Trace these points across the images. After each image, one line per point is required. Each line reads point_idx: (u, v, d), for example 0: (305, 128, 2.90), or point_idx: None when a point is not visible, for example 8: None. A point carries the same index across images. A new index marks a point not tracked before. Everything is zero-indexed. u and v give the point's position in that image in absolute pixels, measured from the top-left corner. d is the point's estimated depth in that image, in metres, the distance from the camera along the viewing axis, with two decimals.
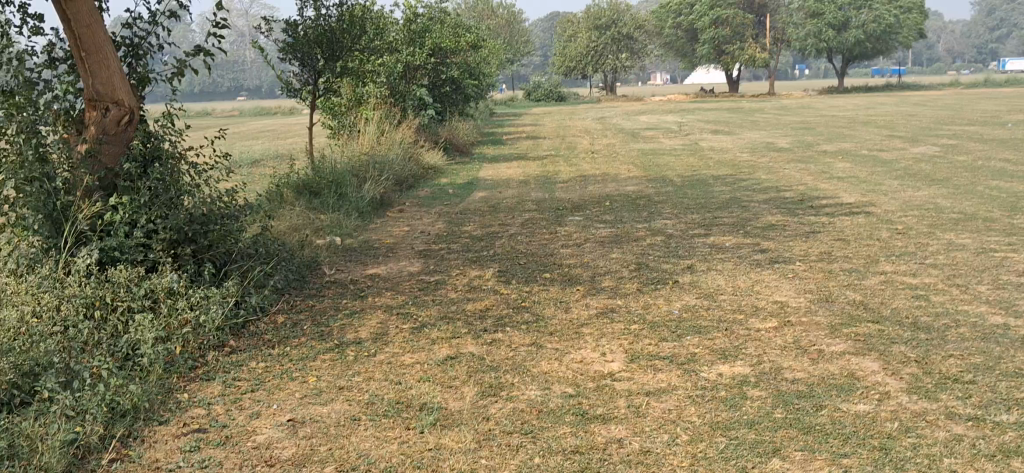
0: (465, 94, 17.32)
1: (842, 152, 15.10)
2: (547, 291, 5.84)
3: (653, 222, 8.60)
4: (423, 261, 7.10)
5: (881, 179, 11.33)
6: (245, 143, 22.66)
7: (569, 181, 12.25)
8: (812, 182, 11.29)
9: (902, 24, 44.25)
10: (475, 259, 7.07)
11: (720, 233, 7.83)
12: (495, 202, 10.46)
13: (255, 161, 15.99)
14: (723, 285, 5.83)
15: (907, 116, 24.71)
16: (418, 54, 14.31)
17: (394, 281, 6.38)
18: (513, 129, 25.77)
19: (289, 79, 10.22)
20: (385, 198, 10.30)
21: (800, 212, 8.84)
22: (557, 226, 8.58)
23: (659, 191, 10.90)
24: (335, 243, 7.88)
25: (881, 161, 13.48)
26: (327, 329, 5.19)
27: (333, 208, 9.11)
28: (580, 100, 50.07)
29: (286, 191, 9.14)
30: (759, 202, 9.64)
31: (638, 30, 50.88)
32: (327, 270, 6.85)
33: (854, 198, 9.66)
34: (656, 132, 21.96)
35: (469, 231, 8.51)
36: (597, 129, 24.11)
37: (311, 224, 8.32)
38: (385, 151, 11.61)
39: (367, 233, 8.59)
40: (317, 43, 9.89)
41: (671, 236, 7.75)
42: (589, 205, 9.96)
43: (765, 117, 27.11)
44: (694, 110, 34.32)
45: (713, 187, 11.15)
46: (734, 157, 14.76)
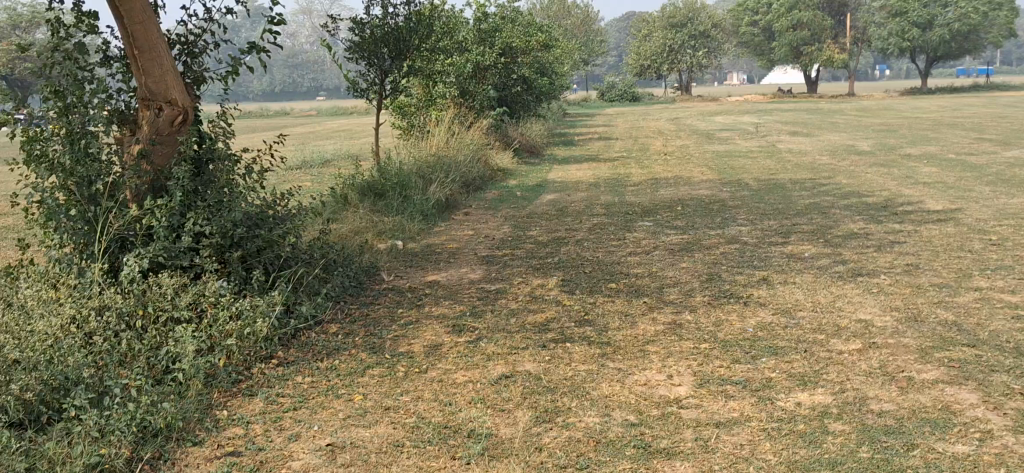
0: (536, 94, 17.02)
1: (928, 155, 14.43)
2: (612, 303, 5.51)
3: (728, 228, 8.20)
4: (484, 268, 6.82)
5: (971, 185, 10.73)
6: (316, 142, 22.70)
7: (641, 184, 11.87)
8: (897, 187, 10.73)
9: (992, 22, 42.66)
10: (538, 266, 6.78)
11: (799, 241, 7.41)
12: (563, 205, 10.15)
13: (324, 161, 15.91)
14: (801, 300, 5.43)
15: (997, 117, 23.67)
16: (488, 53, 14.07)
17: (453, 289, 6.11)
18: (585, 129, 25.39)
19: (357, 79, 9.97)
20: (451, 200, 10.06)
21: (885, 220, 8.35)
22: (625, 231, 8.23)
23: (735, 195, 10.47)
24: (395, 247, 7.65)
25: (970, 165, 12.82)
26: (379, 340, 4.94)
27: (396, 210, 8.89)
28: (654, 100, 49.40)
29: (350, 193, 8.94)
30: (839, 208, 9.16)
31: (715, 28, 49.97)
32: (385, 276, 6.61)
33: (942, 205, 9.11)
34: (731, 133, 21.38)
35: (535, 236, 8.21)
36: (670, 130, 23.59)
37: (373, 228, 8.11)
38: (452, 152, 11.37)
39: (430, 237, 8.36)
40: (384, 42, 9.68)
41: (746, 245, 7.36)
42: (660, 209, 9.59)
43: (845, 119, 26.28)
44: (772, 111, 33.49)
45: (791, 191, 10.68)
46: (813, 160, 14.21)
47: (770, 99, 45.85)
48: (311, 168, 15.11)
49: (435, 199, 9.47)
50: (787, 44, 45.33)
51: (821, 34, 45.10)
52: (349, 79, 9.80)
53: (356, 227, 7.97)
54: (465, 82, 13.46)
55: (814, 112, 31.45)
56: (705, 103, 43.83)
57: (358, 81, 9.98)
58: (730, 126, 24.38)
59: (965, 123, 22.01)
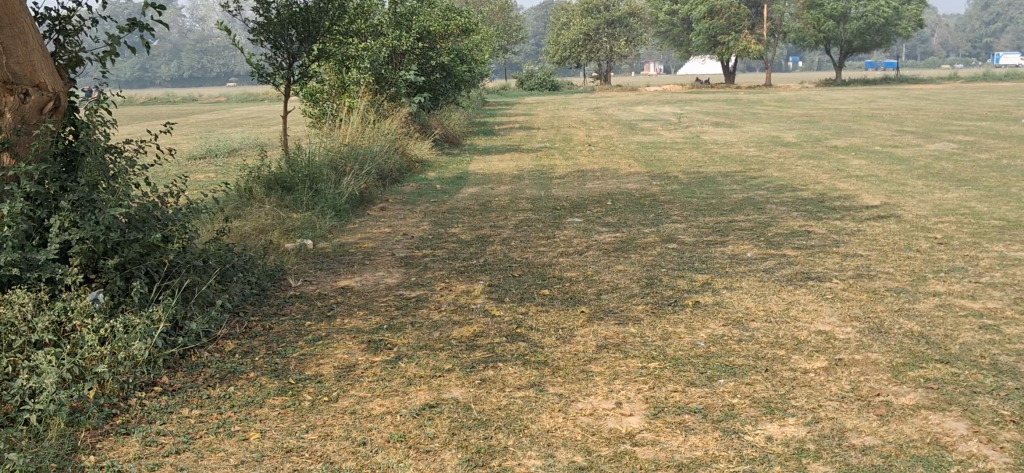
0: (457, 82, 16.42)
1: (854, 147, 14.26)
2: (546, 313, 4.97)
3: (662, 225, 7.75)
4: (403, 271, 6.21)
5: (903, 178, 10.50)
6: (226, 130, 21.72)
7: (567, 177, 11.38)
8: (829, 181, 10.45)
9: (902, 16, 43.47)
10: (463, 269, 6.20)
11: (739, 240, 6.98)
12: (486, 200, 9.58)
13: (232, 150, 15.06)
14: (752, 308, 4.97)
15: (913, 110, 23.88)
16: (403, 38, 13.48)
17: (368, 297, 5.50)
18: (506, 118, 24.86)
19: (262, 63, 9.11)
20: (366, 194, 9.40)
21: (823, 216, 8.00)
22: (554, 229, 7.70)
23: (665, 189, 10.04)
24: (305, 247, 6.99)
25: (898, 158, 12.65)
26: (281, 361, 4.31)
27: (306, 206, 8.23)
28: (574, 89, 49.19)
29: (255, 187, 8.23)
30: (775, 204, 8.79)
31: (633, 17, 49.92)
32: (291, 281, 5.95)
33: (878, 200, 8.82)
34: (654, 124, 21.12)
35: (457, 234, 7.63)
36: (592, 120, 23.22)
37: (280, 226, 7.43)
38: (368, 142, 10.70)
39: (343, 235, 7.71)
40: (292, 24, 9.00)
41: (684, 244, 6.90)
42: (589, 204, 9.10)
43: (766, 110, 26.26)
44: (692, 101, 33.47)
45: (723, 184, 10.31)
46: (741, 152, 13.93)
47: (688, 89, 46.00)
48: (218, 158, 14.24)
49: (349, 192, 8.82)
50: (705, 34, 45.50)
51: (737, 25, 45.38)
52: (253, 62, 8.92)
53: (261, 226, 7.29)
54: (381, 68, 12.77)
55: (734, 103, 31.48)
56: (624, 94, 43.76)
57: (263, 66, 9.06)
58: (651, 117, 24.14)
59: (883, 115, 22.10)
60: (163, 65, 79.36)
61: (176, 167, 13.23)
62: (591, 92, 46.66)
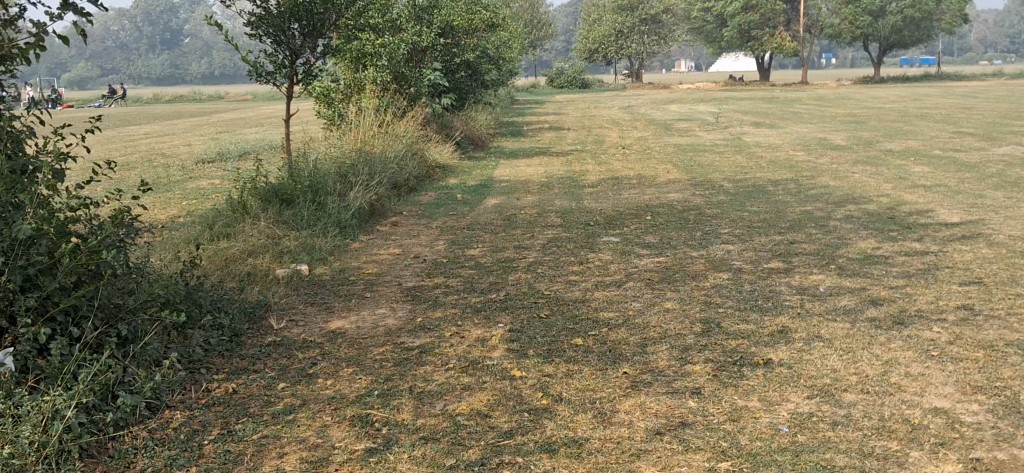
0: (483, 80, 15.38)
1: (911, 151, 13.12)
2: (579, 374, 3.96)
3: (712, 247, 6.71)
4: (407, 309, 5.22)
5: (979, 188, 9.38)
6: (245, 130, 20.92)
7: (600, 185, 10.36)
8: (893, 191, 9.37)
9: (944, 10, 41.96)
10: (479, 306, 5.19)
11: (806, 268, 5.93)
12: (511, 213, 8.58)
13: (243, 151, 14.19)
14: (841, 371, 3.93)
15: (964, 109, 22.55)
16: (426, 33, 12.28)
17: (362, 347, 4.52)
18: (535, 117, 23.92)
19: (261, 60, 8.05)
20: (376, 206, 8.45)
21: (899, 237, 6.92)
22: (587, 252, 6.68)
23: (710, 200, 8.98)
24: (298, 274, 6.03)
25: (964, 164, 11.51)
26: (235, 448, 3.34)
27: (307, 223, 7.27)
28: (604, 86, 48.00)
29: (250, 200, 7.28)
30: (839, 220, 7.71)
31: (666, 13, 48.66)
32: (272, 321, 4.98)
33: (958, 216, 7.73)
34: (691, 124, 20.04)
35: (476, 256, 6.64)
36: (625, 120, 22.18)
37: (272, 248, 6.48)
38: (381, 148, 9.74)
39: (345, 258, 6.74)
40: (295, 16, 7.96)
41: (741, 272, 5.85)
42: (626, 219, 8.08)
43: (807, 109, 25.10)
44: (728, 99, 32.30)
45: (774, 195, 9.25)
46: (789, 156, 12.85)
47: (721, 87, 44.80)
48: (228, 161, 13.37)
49: (355, 206, 7.86)
50: (738, 30, 44.12)
51: (773, 19, 43.96)
52: (250, 60, 7.88)
53: (250, 249, 6.34)
54: (400, 66, 11.78)
55: (772, 101, 30.28)
56: (657, 91, 42.66)
57: (261, 64, 8.02)
58: (687, 116, 22.97)
59: (934, 114, 20.85)
60: (193, 62, 79.13)
61: (181, 173, 12.39)
62: (622, 89, 45.62)
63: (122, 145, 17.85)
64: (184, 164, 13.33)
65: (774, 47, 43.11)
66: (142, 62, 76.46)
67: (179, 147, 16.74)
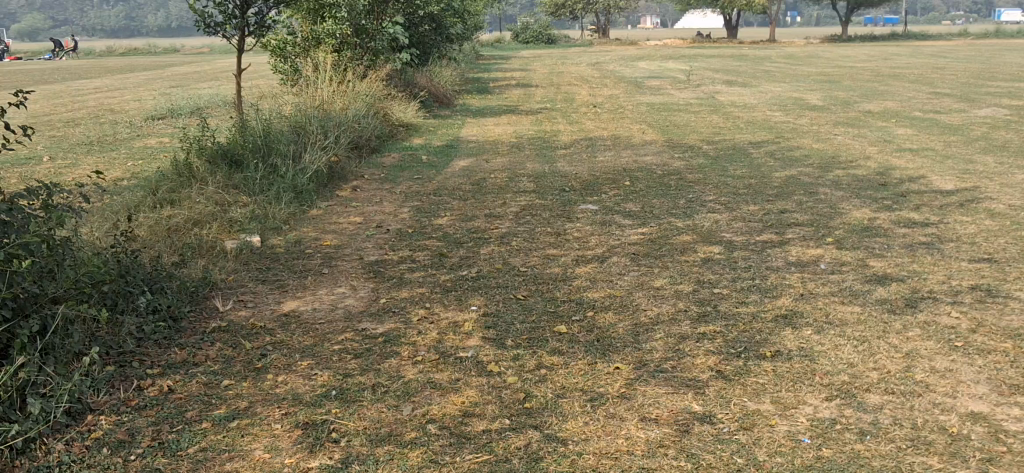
0: (447, 35, 14.72)
1: (891, 113, 12.75)
2: (566, 370, 3.50)
3: (698, 216, 6.27)
4: (370, 288, 4.71)
5: (967, 153, 9.03)
6: (201, 85, 20.12)
7: (573, 146, 9.86)
8: (880, 155, 8.99)
9: None
10: (449, 285, 4.70)
11: (802, 241, 5.49)
12: (480, 176, 8.06)
13: (197, 107, 13.51)
14: (859, 367, 3.50)
15: (936, 69, 22.30)
16: None
17: (318, 335, 4.02)
18: (502, 74, 23.28)
19: (210, 9, 7.39)
20: (335, 169, 7.89)
21: (893, 206, 6.51)
22: (564, 221, 6.20)
23: (690, 164, 8.53)
24: (249, 246, 5.50)
25: (947, 126, 11.15)
26: (167, 466, 2.83)
27: (260, 188, 6.71)
28: (570, 43, 47.27)
29: (197, 163, 6.71)
30: (828, 186, 7.28)
31: None
32: (218, 303, 4.46)
33: (952, 183, 7.37)
34: (662, 82, 19.53)
35: (445, 226, 6.14)
36: (594, 78, 21.64)
37: (221, 217, 5.94)
38: (340, 106, 9.15)
39: (301, 228, 6.20)
40: None
41: (733, 246, 5.39)
42: (603, 183, 7.62)
43: (777, 68, 24.68)
44: (697, 57, 31.82)
45: (756, 159, 8.82)
46: (766, 117, 12.43)
47: (689, 44, 44.29)
48: (180, 118, 12.70)
49: (312, 169, 7.30)
50: None
51: None
52: (198, 9, 7.24)
53: (195, 218, 5.78)
54: (361, 18, 11.18)
55: (741, 60, 29.85)
56: (624, 48, 42.04)
57: (210, 13, 7.37)
58: (657, 74, 22.48)
59: (907, 75, 20.53)
60: (149, 13, 77.03)
61: (129, 130, 11.72)
62: (589, 46, 44.94)
63: (70, 100, 17.04)
64: (133, 121, 12.64)
65: (742, 5, 42.61)
66: (96, 13, 74.31)
67: (129, 103, 15.97)
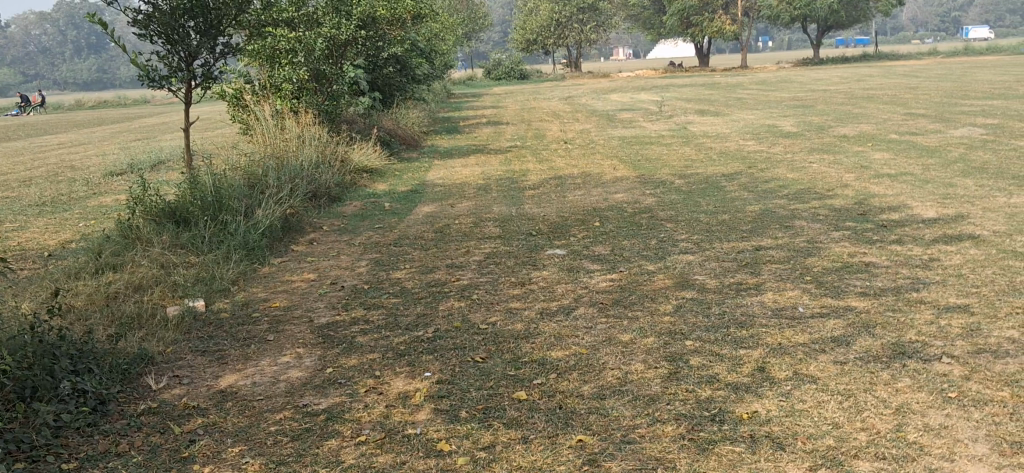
0: (413, 76, 14.49)
1: (866, 136, 12.55)
2: (523, 447, 3.17)
3: (670, 258, 5.97)
4: (317, 356, 4.36)
5: (946, 176, 8.80)
6: (167, 136, 19.74)
7: (542, 185, 9.58)
8: (858, 182, 8.75)
9: None
10: (402, 348, 4.36)
11: (779, 281, 5.19)
12: (444, 223, 7.75)
13: (158, 161, 13.15)
14: (844, 428, 3.18)
15: (909, 89, 22.23)
16: (347, 27, 11.23)
17: (255, 415, 3.66)
18: (473, 112, 23.01)
19: (154, 63, 7.04)
20: (292, 222, 7.56)
21: (873, 238, 6.23)
22: (529, 269, 5.88)
23: (662, 200, 8.25)
24: (192, 312, 5.14)
25: (924, 148, 10.95)
26: None
27: (209, 247, 6.37)
28: (543, 78, 47.21)
29: (142, 224, 6.36)
30: (805, 219, 7.01)
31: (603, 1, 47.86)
32: (151, 380, 4.09)
33: (932, 210, 7.12)
34: (635, 115, 19.33)
35: (403, 280, 5.81)
36: (566, 112, 21.43)
37: (164, 281, 5.58)
38: (298, 155, 8.84)
39: (251, 288, 5.85)
40: (190, 13, 6.98)
41: (706, 290, 5.09)
42: (571, 225, 7.32)
43: (750, 94, 24.58)
44: (669, 87, 31.74)
45: (730, 191, 8.56)
46: (740, 146, 12.20)
47: (662, 74, 44.35)
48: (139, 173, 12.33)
49: (266, 224, 6.96)
50: (677, 16, 43.57)
51: (711, 4, 43.45)
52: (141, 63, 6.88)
53: (137, 284, 5.42)
54: (320, 64, 10.89)
55: (714, 87, 29.77)
56: (597, 80, 41.97)
57: (154, 67, 7.01)
58: (630, 106, 22.29)
59: (880, 96, 20.43)
60: (120, 65, 76.63)
61: (85, 188, 11.33)
62: (561, 79, 44.91)
63: (29, 158, 16.60)
64: (90, 178, 12.25)
65: (713, 33, 42.72)
66: (68, 66, 73.87)
67: (90, 159, 15.55)
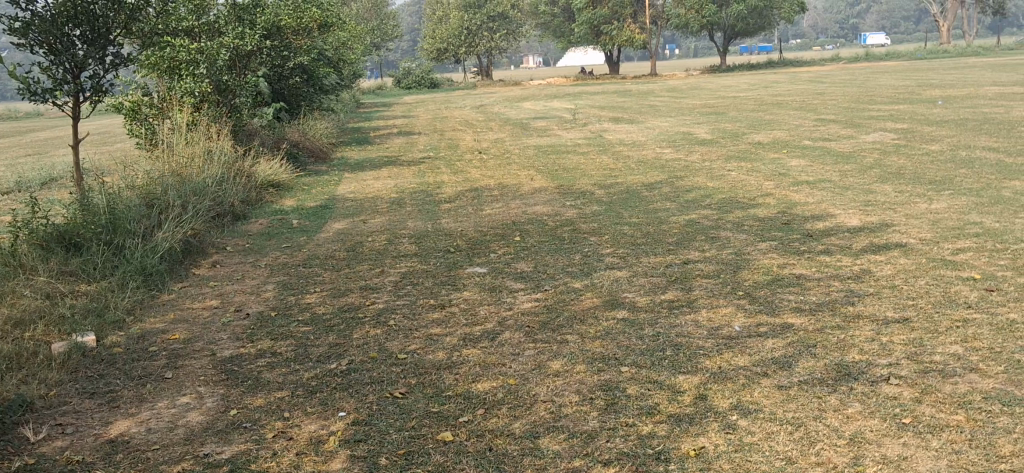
0: (321, 86, 14.04)
1: (781, 143, 12.57)
2: None
3: (596, 274, 5.72)
4: (219, 395, 3.95)
5: (863, 182, 8.79)
6: (61, 150, 18.79)
7: (458, 198, 9.27)
8: (778, 189, 8.67)
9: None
10: (314, 385, 3.99)
11: (710, 298, 4.98)
12: (357, 240, 7.38)
13: (50, 178, 12.40)
14: (800, 463, 2.94)
15: (816, 95, 22.59)
16: (251, 37, 10.75)
17: (149, 468, 3.25)
18: (384, 122, 22.55)
19: (35, 75, 6.50)
20: (193, 244, 7.08)
21: (801, 248, 6.10)
22: (449, 290, 5.56)
23: (583, 212, 8.02)
24: (81, 348, 4.66)
25: (838, 154, 10.99)
26: None
27: (101, 273, 5.87)
28: (455, 86, 46.88)
29: (25, 249, 5.82)
30: (730, 230, 6.85)
31: (513, 9, 47.77)
32: (30, 429, 3.63)
33: (855, 218, 7.04)
34: (549, 123, 19.17)
35: (315, 305, 5.42)
36: (479, 121, 21.15)
37: (49, 314, 5.07)
38: (200, 171, 8.35)
39: (148, 318, 5.38)
40: (75, 20, 6.47)
41: (637, 309, 4.84)
42: (491, 240, 7.03)
43: (662, 102, 24.69)
44: (582, 95, 31.76)
45: (653, 201, 8.38)
46: (657, 154, 12.09)
47: (573, 82, 44.44)
48: (28, 192, 11.58)
49: (164, 246, 6.48)
50: (587, 25, 43.72)
51: (620, 13, 43.72)
52: (21, 75, 6.34)
53: (17, 318, 4.90)
54: (221, 74, 10.39)
55: (626, 94, 29.87)
56: (509, 89, 41.83)
57: (36, 79, 6.47)
58: (543, 114, 22.13)
59: (789, 102, 20.69)
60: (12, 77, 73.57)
61: None
62: (473, 88, 44.62)
63: None
64: None
65: (622, 41, 43.00)
66: None
67: None
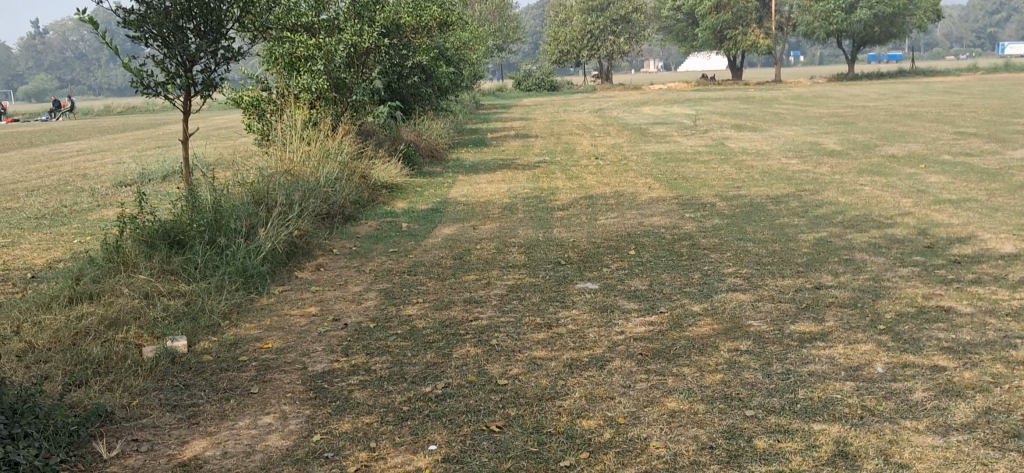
0: (439, 86, 13.84)
1: (918, 157, 11.73)
2: None
3: (718, 296, 5.26)
4: (303, 417, 3.67)
5: (1014, 204, 8.02)
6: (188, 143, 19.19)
7: (571, 206, 8.89)
8: (918, 208, 7.98)
9: (917, 5, 41.12)
10: (405, 411, 3.67)
11: (848, 331, 4.46)
12: (464, 247, 7.08)
13: (171, 171, 12.55)
14: None
15: (954, 106, 21.27)
16: (369, 36, 10.59)
17: None
18: (501, 124, 22.31)
19: (148, 68, 6.41)
20: (297, 244, 6.89)
21: (947, 277, 5.49)
22: (557, 307, 5.18)
23: (703, 225, 7.53)
24: (170, 354, 4.46)
25: (983, 171, 10.14)
26: None
27: (201, 274, 5.70)
28: (574, 89, 46.47)
29: (128, 246, 5.70)
30: (866, 252, 6.27)
31: (636, 12, 46.99)
32: (104, 445, 3.42)
33: (1008, 244, 6.35)
34: (669, 129, 18.58)
35: (414, 317, 5.12)
36: (596, 125, 20.67)
37: (144, 316, 4.91)
38: (309, 170, 8.19)
39: (244, 323, 5.19)
40: (188, 13, 6.35)
41: (764, 340, 4.36)
42: (603, 253, 6.62)
43: (787, 109, 23.68)
44: (702, 100, 30.89)
45: (779, 216, 7.82)
46: (782, 165, 11.43)
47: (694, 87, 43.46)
48: (149, 184, 11.74)
49: (268, 247, 6.30)
50: (710, 30, 42.65)
51: (745, 17, 42.44)
52: (135, 68, 6.25)
53: (111, 319, 4.75)
54: (339, 72, 10.28)
55: (749, 101, 28.90)
56: (628, 93, 41.19)
57: (149, 72, 6.38)
58: (662, 120, 21.50)
59: (925, 113, 19.53)
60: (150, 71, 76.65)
61: (90, 199, 10.73)
62: (592, 92, 44.10)
63: (43, 165, 16.05)
64: (97, 188, 11.66)
65: (747, 46, 41.80)
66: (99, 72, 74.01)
67: (104, 168, 14.96)
